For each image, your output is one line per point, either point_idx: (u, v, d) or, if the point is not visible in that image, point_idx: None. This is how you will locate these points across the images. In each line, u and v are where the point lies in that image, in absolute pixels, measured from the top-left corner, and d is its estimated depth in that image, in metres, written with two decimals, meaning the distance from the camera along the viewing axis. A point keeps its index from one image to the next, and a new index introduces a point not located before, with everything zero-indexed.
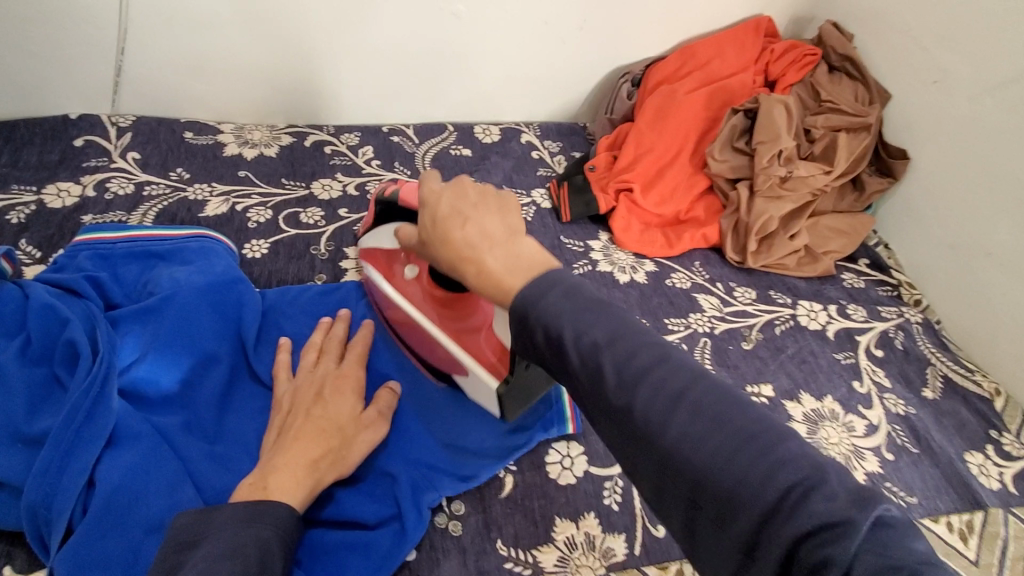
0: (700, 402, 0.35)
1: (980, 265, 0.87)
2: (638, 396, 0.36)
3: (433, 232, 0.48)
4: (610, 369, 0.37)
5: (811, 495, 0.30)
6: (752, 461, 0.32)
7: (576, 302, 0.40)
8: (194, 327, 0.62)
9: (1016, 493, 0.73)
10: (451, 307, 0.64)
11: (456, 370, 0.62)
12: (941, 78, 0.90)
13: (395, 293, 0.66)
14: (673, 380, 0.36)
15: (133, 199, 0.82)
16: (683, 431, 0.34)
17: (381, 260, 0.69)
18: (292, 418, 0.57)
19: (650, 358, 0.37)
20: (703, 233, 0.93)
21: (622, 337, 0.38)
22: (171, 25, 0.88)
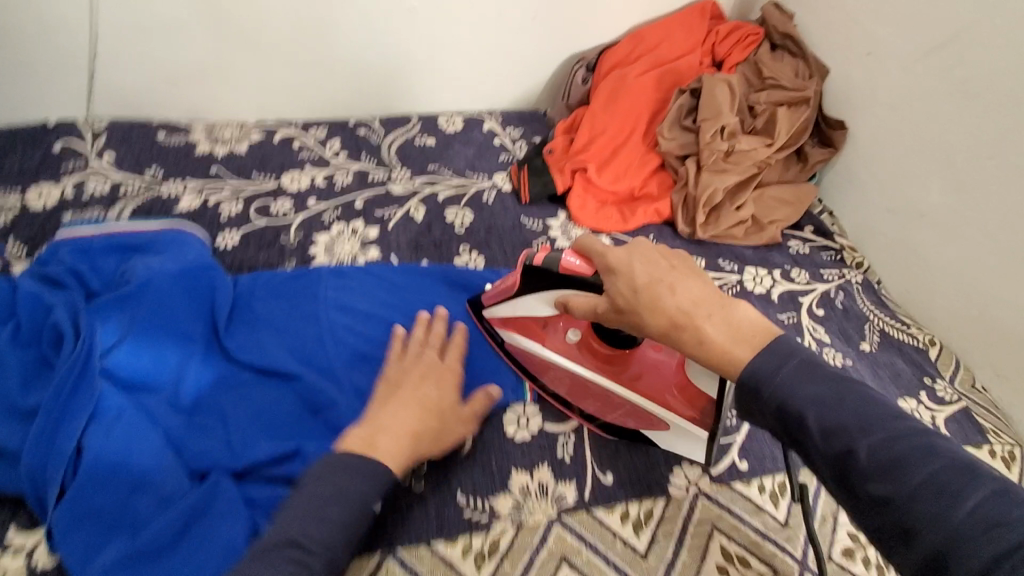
0: (956, 474, 0.40)
1: (914, 225, 0.92)
2: (888, 462, 0.42)
3: (638, 298, 0.56)
4: (833, 436, 0.45)
5: (999, 525, 0.36)
6: (955, 499, 0.38)
7: (811, 378, 0.48)
8: (169, 309, 0.67)
9: (947, 433, 0.79)
10: (617, 362, 0.69)
11: (648, 422, 0.67)
12: (873, 49, 0.94)
13: (554, 352, 0.71)
14: (893, 451, 0.42)
15: (110, 197, 0.87)
16: (953, 502, 0.38)
17: (527, 326, 0.72)
18: (399, 390, 0.63)
19: (892, 431, 0.43)
20: (656, 208, 0.98)
21: (883, 416, 0.44)
22: (139, 30, 0.92)
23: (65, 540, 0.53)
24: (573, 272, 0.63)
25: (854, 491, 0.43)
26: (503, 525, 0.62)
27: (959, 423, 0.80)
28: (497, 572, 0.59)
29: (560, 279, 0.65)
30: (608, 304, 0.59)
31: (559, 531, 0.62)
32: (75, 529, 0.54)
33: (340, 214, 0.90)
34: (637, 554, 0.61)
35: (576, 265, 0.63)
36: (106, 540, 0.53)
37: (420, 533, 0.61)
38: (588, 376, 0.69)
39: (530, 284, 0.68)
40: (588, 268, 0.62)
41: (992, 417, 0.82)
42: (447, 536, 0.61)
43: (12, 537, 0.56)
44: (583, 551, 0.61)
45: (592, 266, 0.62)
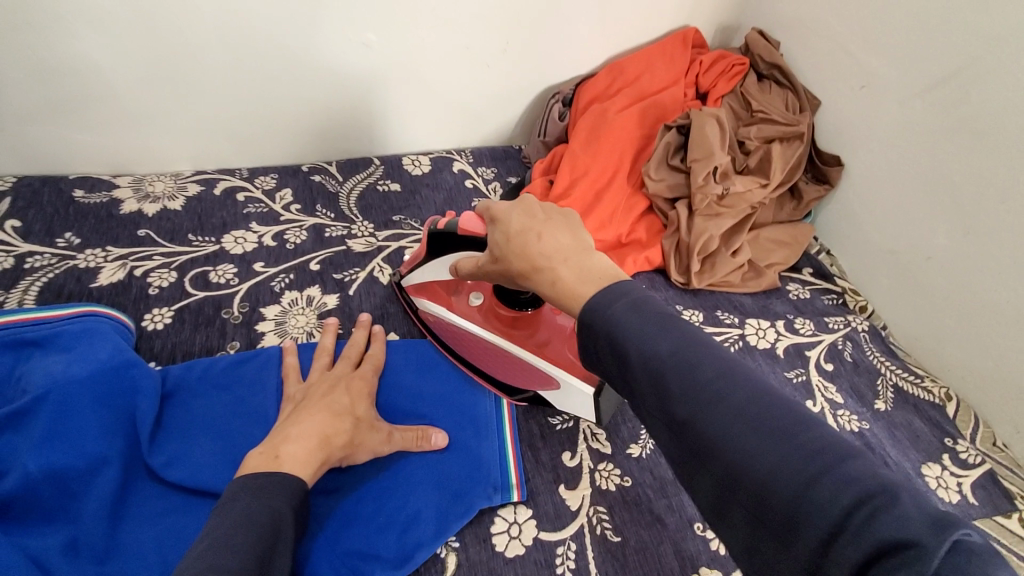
0: (775, 416, 0.35)
1: (920, 268, 0.86)
2: (703, 407, 0.36)
3: (510, 247, 0.51)
4: (670, 388, 0.38)
5: (849, 494, 0.30)
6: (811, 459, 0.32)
7: (659, 325, 0.41)
8: (83, 427, 0.55)
9: (976, 503, 0.71)
10: (521, 325, 0.69)
11: (545, 381, 0.66)
12: (867, 82, 0.89)
13: (458, 318, 0.71)
14: (727, 406, 0.36)
15: (12, 275, 0.72)
16: (766, 454, 0.34)
17: (438, 292, 0.73)
18: (304, 404, 0.61)
19: (717, 374, 0.38)
20: (646, 255, 0.90)
21: (699, 358, 0.39)
22: (45, 76, 0.78)
23: None
24: (471, 230, 0.60)
25: (683, 436, 0.38)
26: None
27: (988, 490, 0.72)
28: None
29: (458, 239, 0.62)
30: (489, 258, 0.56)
31: None
32: None
33: (293, 280, 0.79)
34: None
35: (473, 222, 0.60)
36: None
37: None
38: (489, 337, 0.69)
39: (442, 249, 0.66)
40: (482, 225, 0.59)
41: (1021, 481, 0.75)
42: None
43: None
44: None
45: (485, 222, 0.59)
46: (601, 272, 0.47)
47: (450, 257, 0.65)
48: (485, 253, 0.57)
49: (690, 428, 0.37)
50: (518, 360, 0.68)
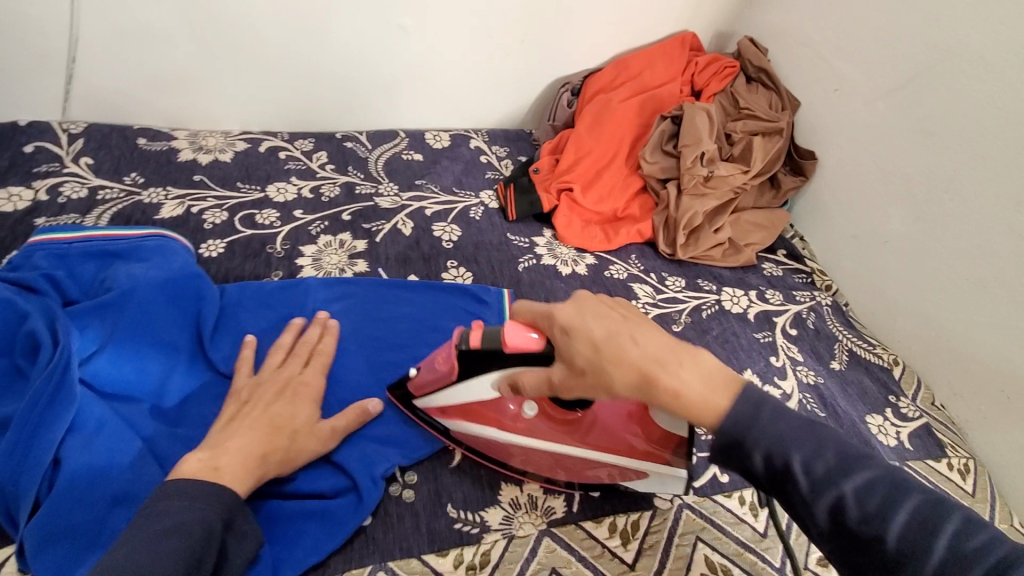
0: (881, 477, 0.43)
1: (878, 251, 0.98)
2: (789, 455, 0.44)
3: (607, 349, 0.50)
4: (795, 471, 0.44)
5: (913, 515, 0.41)
6: (880, 493, 0.42)
7: (726, 391, 0.47)
8: (154, 318, 0.65)
9: (910, 448, 0.84)
10: (577, 424, 0.64)
11: (621, 475, 0.64)
12: (840, 86, 1.01)
13: (509, 434, 0.64)
14: (849, 479, 0.43)
15: (86, 204, 0.83)
16: (890, 521, 0.41)
17: (483, 415, 0.64)
18: (249, 408, 0.60)
19: (791, 426, 0.45)
20: (638, 228, 1.01)
21: (811, 435, 0.45)
22: (123, 35, 0.90)
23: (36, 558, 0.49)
24: (521, 347, 0.56)
25: (773, 483, 0.45)
26: (494, 537, 0.62)
27: (922, 438, 0.85)
28: None
29: (501, 356, 0.59)
30: (573, 371, 0.52)
31: (548, 543, 0.62)
32: (49, 545, 0.49)
33: (328, 226, 0.90)
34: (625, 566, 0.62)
35: (523, 337, 0.56)
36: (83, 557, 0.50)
37: (410, 546, 0.60)
38: (549, 446, 0.64)
39: (475, 368, 0.61)
40: (537, 338, 0.56)
41: (951, 433, 0.87)
42: (438, 550, 0.60)
43: None
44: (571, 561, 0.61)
45: (541, 342, 0.56)
46: (672, 341, 0.50)
47: (499, 373, 0.59)
48: (558, 367, 0.54)
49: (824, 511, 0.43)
50: (580, 460, 0.64)
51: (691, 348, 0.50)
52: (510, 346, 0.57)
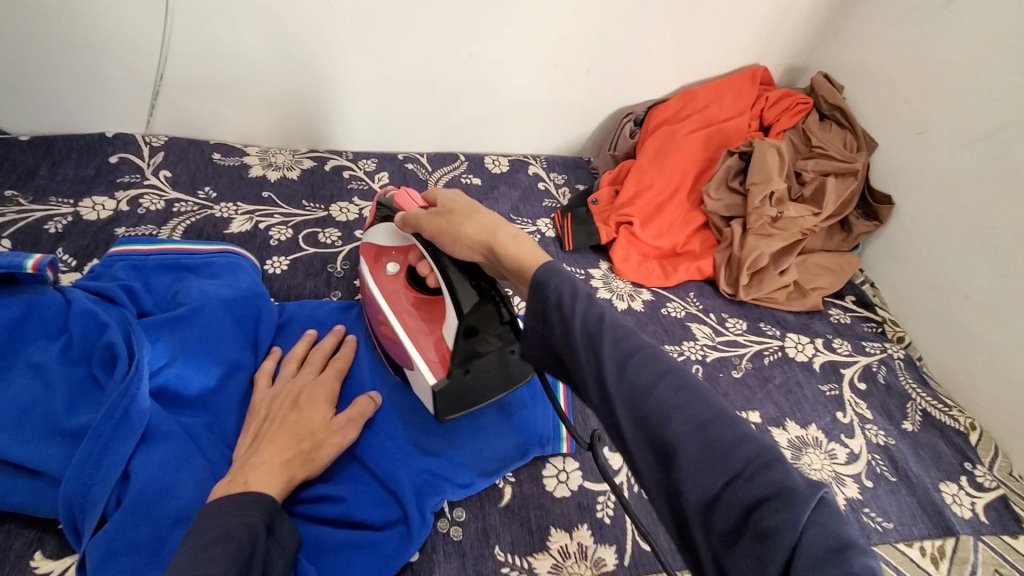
0: (694, 391, 0.41)
1: (959, 306, 0.91)
2: (643, 396, 0.41)
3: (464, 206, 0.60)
4: (641, 415, 0.41)
5: (770, 497, 0.35)
6: (732, 465, 0.37)
7: (587, 301, 0.46)
8: (221, 334, 0.66)
9: (987, 522, 0.77)
10: (427, 311, 0.69)
11: (404, 361, 0.66)
12: (923, 129, 0.96)
13: (373, 284, 0.72)
14: (658, 382, 0.41)
15: (163, 215, 0.87)
16: (683, 421, 0.39)
17: (370, 255, 0.75)
18: (268, 425, 0.60)
19: (658, 375, 0.42)
20: (698, 266, 0.98)
21: (624, 337, 0.44)
22: (207, 55, 0.94)
23: (98, 572, 0.49)
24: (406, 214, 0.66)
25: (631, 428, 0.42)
26: None
27: (1000, 512, 0.78)
28: None
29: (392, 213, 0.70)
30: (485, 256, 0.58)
31: None
32: (111, 560, 0.50)
33: None
34: None
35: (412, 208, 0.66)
36: (143, 575, 0.50)
37: None
38: (389, 310, 0.69)
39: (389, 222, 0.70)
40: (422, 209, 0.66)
41: None
42: None
43: (36, 564, 0.52)
44: None
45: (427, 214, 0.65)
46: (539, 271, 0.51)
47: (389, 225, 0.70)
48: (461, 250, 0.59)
49: (620, 401, 0.42)
50: (395, 341, 0.67)
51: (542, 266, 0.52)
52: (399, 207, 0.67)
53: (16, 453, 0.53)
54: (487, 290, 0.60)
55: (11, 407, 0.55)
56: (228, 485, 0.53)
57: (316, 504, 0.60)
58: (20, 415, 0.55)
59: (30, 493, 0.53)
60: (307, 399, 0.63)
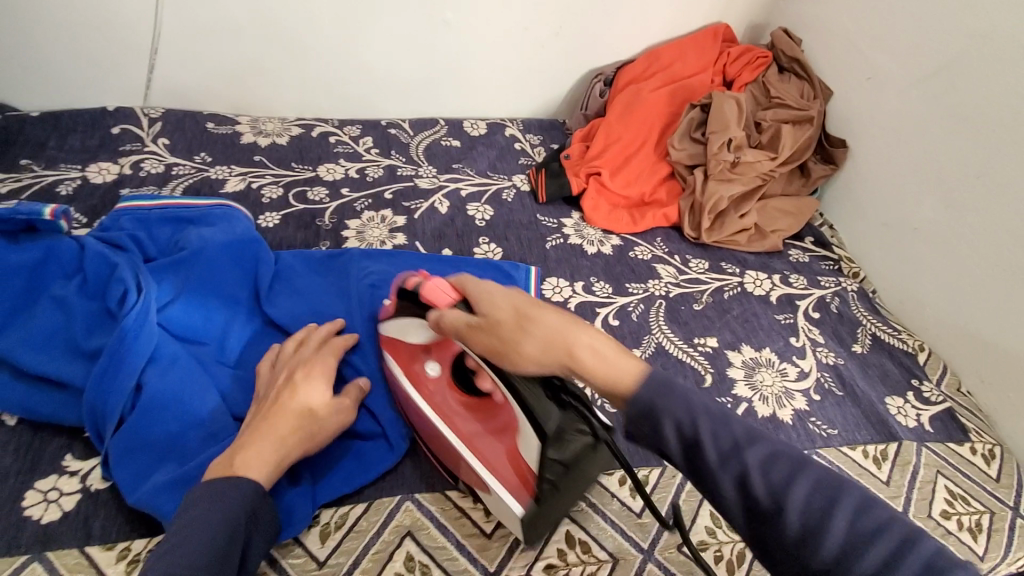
0: (794, 460, 0.46)
1: (907, 238, 0.98)
2: (735, 457, 0.47)
3: (515, 319, 0.56)
4: (703, 447, 0.47)
5: (887, 544, 0.42)
6: (820, 507, 0.44)
7: (645, 380, 0.51)
8: (219, 274, 0.74)
9: (931, 430, 0.82)
10: (482, 411, 0.63)
11: (473, 480, 0.61)
12: (872, 75, 1.01)
13: (419, 397, 0.64)
14: (755, 465, 0.46)
15: (163, 178, 0.94)
16: (776, 482, 0.45)
17: (401, 352, 0.67)
18: (267, 403, 0.60)
19: (730, 437, 0.47)
20: (664, 212, 1.05)
21: (699, 414, 0.48)
22: (197, 31, 1.00)
23: (119, 464, 0.58)
24: (432, 298, 0.61)
25: (721, 489, 0.47)
26: None
27: (945, 422, 0.84)
28: (502, 520, 0.64)
29: (421, 305, 0.63)
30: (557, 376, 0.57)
31: None
32: (129, 456, 0.58)
33: (371, 204, 0.98)
34: (631, 513, 0.66)
35: (439, 292, 0.61)
36: (155, 467, 0.58)
37: (435, 482, 0.66)
38: (439, 424, 0.63)
39: (412, 310, 0.64)
40: (451, 296, 0.61)
41: (978, 420, 0.85)
42: (460, 485, 0.66)
43: (68, 464, 0.60)
44: (582, 505, 0.66)
45: (451, 296, 0.60)
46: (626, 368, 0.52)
47: (423, 322, 0.63)
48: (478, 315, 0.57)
49: (741, 499, 0.46)
50: (458, 455, 0.62)
51: (624, 355, 0.53)
52: (434, 302, 0.61)
53: (46, 368, 0.62)
54: (564, 397, 0.58)
55: (37, 332, 0.64)
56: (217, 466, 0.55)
57: None
58: (47, 339, 0.64)
59: (57, 404, 0.61)
60: (302, 375, 0.62)
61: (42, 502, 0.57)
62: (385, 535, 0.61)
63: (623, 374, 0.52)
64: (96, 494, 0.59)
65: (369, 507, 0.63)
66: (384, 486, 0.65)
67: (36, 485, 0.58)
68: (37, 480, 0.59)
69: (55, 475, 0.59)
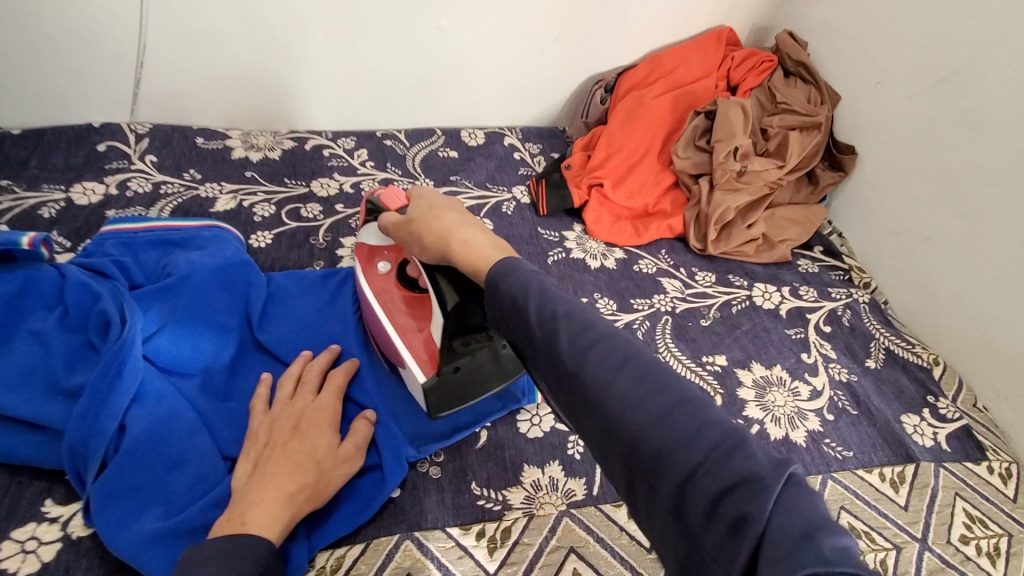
0: (661, 376, 0.41)
1: (919, 248, 0.95)
2: (587, 355, 0.42)
3: (427, 210, 0.62)
4: (560, 347, 0.43)
5: (730, 463, 0.35)
6: (665, 411, 0.38)
7: (515, 275, 0.49)
8: (209, 301, 0.70)
9: (948, 450, 0.80)
10: (418, 307, 0.72)
11: (396, 359, 0.70)
12: (881, 79, 0.98)
13: (365, 283, 0.74)
14: (609, 367, 0.41)
15: (150, 197, 0.91)
16: (652, 398, 0.39)
17: (364, 257, 0.77)
18: (270, 452, 0.58)
19: (596, 339, 0.43)
20: (668, 224, 1.02)
21: (565, 308, 0.45)
22: (183, 42, 0.97)
23: (100, 511, 0.54)
24: (389, 203, 0.71)
25: (569, 389, 0.43)
26: (515, 515, 0.64)
27: (962, 440, 0.81)
28: (508, 559, 0.61)
29: (380, 211, 0.73)
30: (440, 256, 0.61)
31: (568, 522, 0.64)
32: (111, 503, 0.55)
33: None
34: (642, 548, 0.63)
35: (392, 197, 0.71)
36: (141, 513, 0.55)
37: (436, 519, 0.63)
38: (379, 312, 0.72)
39: (372, 218, 0.74)
40: (401, 198, 0.71)
41: (995, 438, 0.83)
42: (462, 523, 0.63)
43: (48, 510, 0.57)
44: (590, 542, 0.63)
45: (403, 198, 0.70)
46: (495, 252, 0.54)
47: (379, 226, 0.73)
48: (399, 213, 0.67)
49: (590, 395, 0.41)
50: (391, 345, 0.70)
51: (501, 244, 0.56)
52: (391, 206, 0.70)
53: (24, 409, 0.59)
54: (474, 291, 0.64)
55: (17, 369, 0.61)
56: (224, 525, 0.51)
57: None
58: (26, 376, 0.61)
59: (37, 446, 0.58)
60: (308, 424, 0.60)
61: (18, 553, 0.54)
62: None
63: (484, 259, 0.54)
64: (77, 542, 0.56)
65: (367, 548, 0.60)
66: (382, 524, 0.62)
67: (12, 536, 0.55)
68: (12, 531, 0.56)
69: (33, 523, 0.56)
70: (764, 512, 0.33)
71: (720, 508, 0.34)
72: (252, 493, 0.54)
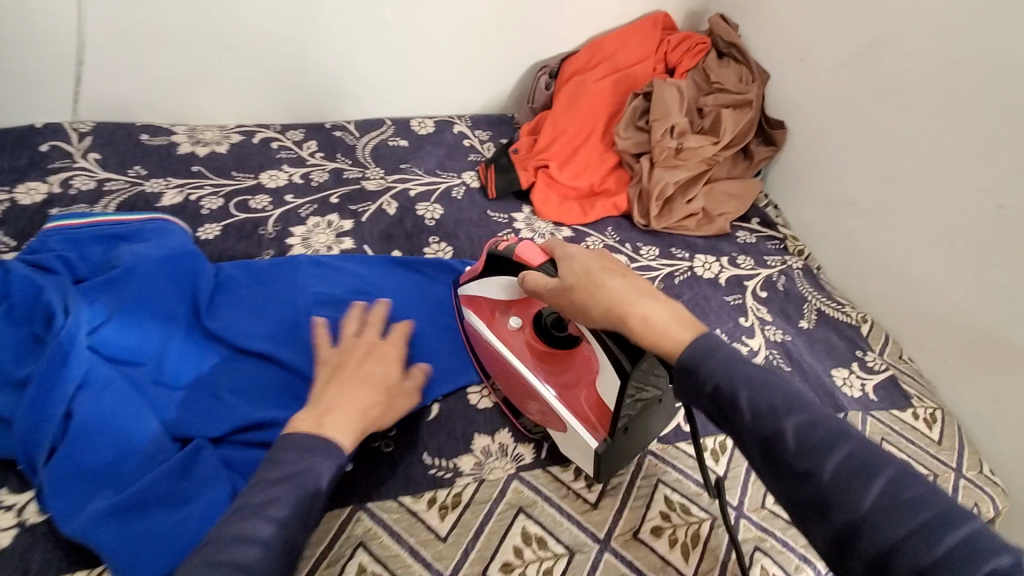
0: (809, 415, 0.45)
1: (846, 213, 1.01)
2: (748, 399, 0.46)
3: (587, 280, 0.58)
4: (725, 391, 0.47)
5: (884, 502, 0.40)
6: (830, 453, 0.42)
7: (682, 326, 0.52)
8: (155, 292, 0.71)
9: (875, 399, 0.86)
10: (557, 363, 0.70)
11: (547, 419, 0.68)
12: (806, 55, 1.04)
13: (496, 337, 0.72)
14: (780, 409, 0.45)
15: (95, 194, 0.90)
16: (863, 493, 0.40)
17: (483, 308, 0.75)
18: (340, 372, 0.64)
19: (758, 382, 0.47)
20: (613, 202, 1.06)
21: (730, 357, 0.49)
22: (123, 38, 0.97)
23: (54, 496, 0.56)
24: (524, 256, 0.67)
25: (735, 426, 0.47)
26: (466, 481, 0.67)
27: (888, 390, 0.87)
28: (459, 522, 0.64)
29: (511, 264, 0.69)
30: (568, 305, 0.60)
31: (516, 486, 0.67)
32: (64, 487, 0.56)
33: (317, 209, 0.96)
34: (588, 504, 0.67)
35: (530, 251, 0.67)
36: (93, 496, 0.57)
37: (388, 489, 0.65)
38: (522, 369, 0.69)
39: (498, 271, 0.71)
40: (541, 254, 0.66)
41: (919, 386, 0.89)
42: (413, 492, 0.66)
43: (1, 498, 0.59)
44: (538, 501, 0.67)
45: (543, 254, 0.66)
46: (662, 328, 0.53)
47: (510, 278, 0.70)
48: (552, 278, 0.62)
49: (765, 437, 0.45)
50: (535, 400, 0.68)
51: (670, 301, 0.56)
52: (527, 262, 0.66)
53: None
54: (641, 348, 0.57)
55: None
56: (303, 425, 0.57)
57: (248, 432, 0.65)
58: None
59: None
60: (375, 355, 0.68)
61: None
62: (338, 547, 0.60)
63: (670, 339, 0.52)
64: (31, 528, 0.57)
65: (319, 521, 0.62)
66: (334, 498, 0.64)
67: None
68: None
69: None
70: (925, 555, 0.37)
71: (876, 552, 0.39)
72: (328, 403, 0.60)
